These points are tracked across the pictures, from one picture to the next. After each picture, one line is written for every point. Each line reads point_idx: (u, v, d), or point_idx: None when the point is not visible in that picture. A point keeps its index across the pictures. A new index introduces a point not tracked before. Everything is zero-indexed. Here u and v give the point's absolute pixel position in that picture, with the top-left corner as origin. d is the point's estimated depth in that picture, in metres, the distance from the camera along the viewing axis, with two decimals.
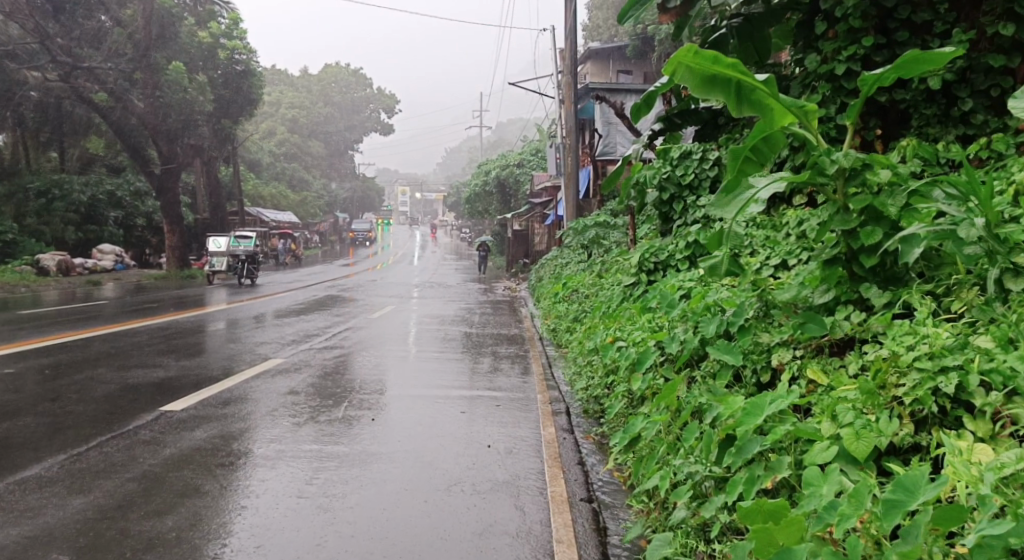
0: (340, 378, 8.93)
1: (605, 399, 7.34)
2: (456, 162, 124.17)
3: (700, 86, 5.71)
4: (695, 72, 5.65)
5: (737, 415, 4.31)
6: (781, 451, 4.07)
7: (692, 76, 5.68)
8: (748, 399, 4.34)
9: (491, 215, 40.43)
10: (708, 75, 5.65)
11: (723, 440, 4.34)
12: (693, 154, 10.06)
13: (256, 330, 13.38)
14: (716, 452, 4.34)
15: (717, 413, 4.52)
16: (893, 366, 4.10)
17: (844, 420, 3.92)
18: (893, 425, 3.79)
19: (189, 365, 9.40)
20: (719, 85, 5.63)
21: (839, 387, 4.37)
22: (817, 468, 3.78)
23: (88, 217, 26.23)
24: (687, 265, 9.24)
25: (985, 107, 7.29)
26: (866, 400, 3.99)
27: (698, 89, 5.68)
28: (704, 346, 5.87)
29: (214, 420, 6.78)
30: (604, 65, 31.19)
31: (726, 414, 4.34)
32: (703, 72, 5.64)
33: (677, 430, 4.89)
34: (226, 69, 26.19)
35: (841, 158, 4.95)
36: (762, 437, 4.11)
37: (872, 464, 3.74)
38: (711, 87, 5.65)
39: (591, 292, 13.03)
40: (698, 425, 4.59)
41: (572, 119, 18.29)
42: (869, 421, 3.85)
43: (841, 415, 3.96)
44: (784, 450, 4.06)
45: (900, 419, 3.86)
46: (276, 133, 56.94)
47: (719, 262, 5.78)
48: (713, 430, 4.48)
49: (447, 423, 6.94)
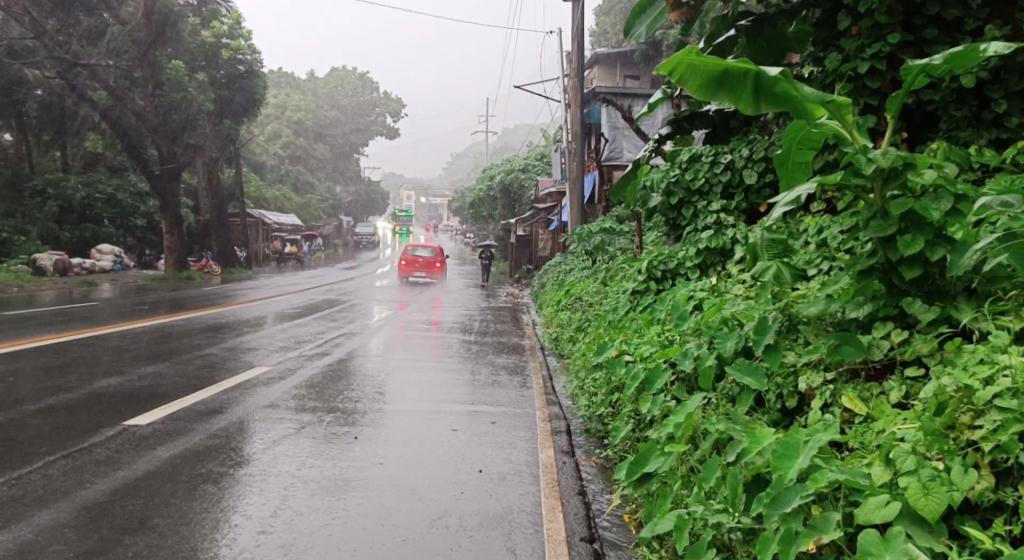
0: (329, 389, 8.41)
1: (608, 417, 6.79)
2: (461, 167, 123.72)
3: (706, 86, 5.33)
4: (700, 71, 5.29)
5: (768, 453, 3.76)
6: (823, 500, 3.51)
7: (697, 76, 5.32)
8: (781, 433, 3.79)
9: (495, 220, 39.88)
10: (717, 71, 5.25)
11: (751, 483, 3.78)
12: (703, 157, 9.45)
13: (246, 335, 12.82)
14: (744, 497, 3.76)
15: (742, 448, 3.96)
16: (965, 402, 3.54)
17: (904, 469, 3.38)
18: (969, 478, 3.25)
19: (170, 372, 8.87)
20: (731, 82, 5.24)
21: (890, 421, 3.80)
22: (875, 531, 3.24)
23: (84, 216, 25.75)
24: (698, 273, 8.73)
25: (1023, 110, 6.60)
26: (931, 443, 3.45)
27: (703, 89, 5.31)
28: (722, 365, 5.34)
29: (183, 434, 6.28)
30: (612, 69, 30.63)
31: (755, 451, 3.79)
32: (710, 69, 5.25)
33: (696, 466, 4.33)
34: (229, 70, 25.57)
35: (878, 158, 4.39)
36: (801, 484, 3.55)
37: (943, 526, 3.20)
38: (721, 86, 5.28)
39: (595, 300, 12.46)
40: (720, 461, 4.02)
41: (579, 122, 17.73)
42: (938, 472, 3.31)
43: (899, 461, 3.41)
44: (826, 499, 3.50)
45: (977, 470, 3.31)
46: (281, 135, 56.46)
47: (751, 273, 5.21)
48: (738, 469, 3.91)
49: (438, 442, 6.39)
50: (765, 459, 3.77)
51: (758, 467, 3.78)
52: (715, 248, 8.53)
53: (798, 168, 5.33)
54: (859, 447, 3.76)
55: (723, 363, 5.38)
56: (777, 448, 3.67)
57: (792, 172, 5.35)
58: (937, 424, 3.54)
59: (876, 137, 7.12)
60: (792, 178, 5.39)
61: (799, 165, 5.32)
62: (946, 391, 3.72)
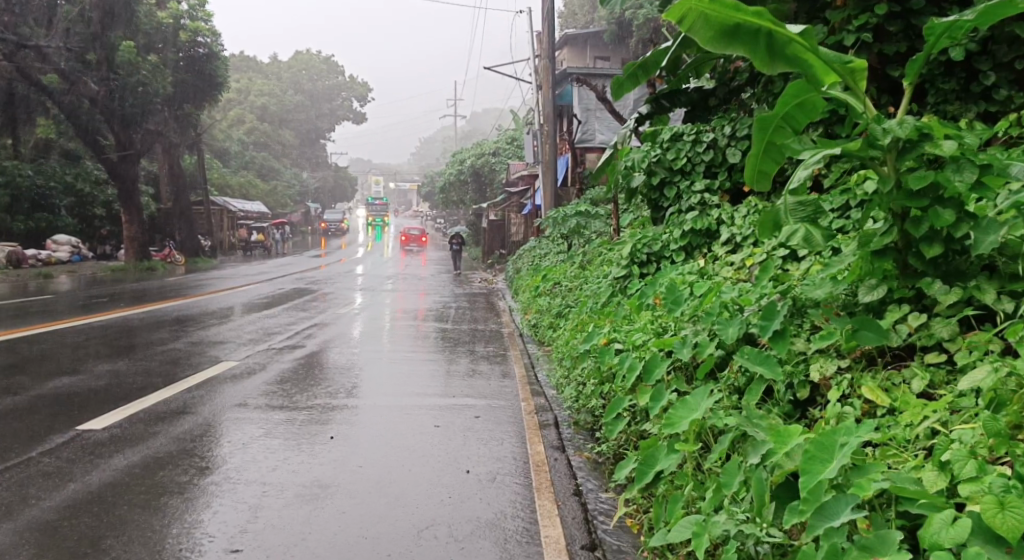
0: (301, 384, 8.04)
1: (598, 409, 6.49)
2: (430, 152, 122.79)
3: (714, 39, 4.96)
4: (710, 23, 4.93)
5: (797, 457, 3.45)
6: (863, 509, 3.24)
7: (705, 27, 4.96)
8: (810, 434, 3.49)
9: (466, 205, 39.44)
10: (729, 25, 4.89)
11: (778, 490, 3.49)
12: (685, 136, 9.13)
13: (210, 327, 12.31)
14: (772, 506, 3.49)
15: (767, 450, 3.65)
16: None
17: (965, 475, 3.09)
18: None
19: (130, 368, 8.42)
20: (742, 37, 4.88)
21: (930, 417, 3.51)
22: (944, 551, 2.90)
23: (40, 207, 24.97)
24: (684, 256, 8.43)
25: (1010, 82, 6.31)
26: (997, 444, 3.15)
27: (711, 41, 4.94)
28: (723, 354, 5.05)
29: (146, 438, 5.89)
30: (581, 50, 30.23)
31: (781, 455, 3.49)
32: (722, 20, 4.88)
33: (708, 467, 4.04)
34: (188, 53, 24.87)
35: (894, 127, 4.08)
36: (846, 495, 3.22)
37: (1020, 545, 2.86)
38: (729, 41, 4.91)
39: (574, 285, 12.10)
40: (742, 464, 3.71)
41: (550, 104, 17.33)
42: (1009, 482, 2.98)
43: (959, 468, 3.11)
44: (871, 508, 3.22)
45: None
46: (245, 121, 55.45)
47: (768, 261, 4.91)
48: (763, 474, 3.60)
49: (419, 440, 6.05)
50: (794, 462, 3.48)
51: (785, 471, 3.48)
52: (700, 230, 8.26)
53: (776, 136, 5.15)
54: (898, 446, 3.47)
55: (725, 351, 5.10)
56: (808, 451, 3.38)
57: (769, 140, 5.18)
58: (998, 424, 3.25)
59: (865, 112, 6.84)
60: (767, 145, 5.20)
61: (779, 133, 5.14)
62: (998, 384, 3.45)
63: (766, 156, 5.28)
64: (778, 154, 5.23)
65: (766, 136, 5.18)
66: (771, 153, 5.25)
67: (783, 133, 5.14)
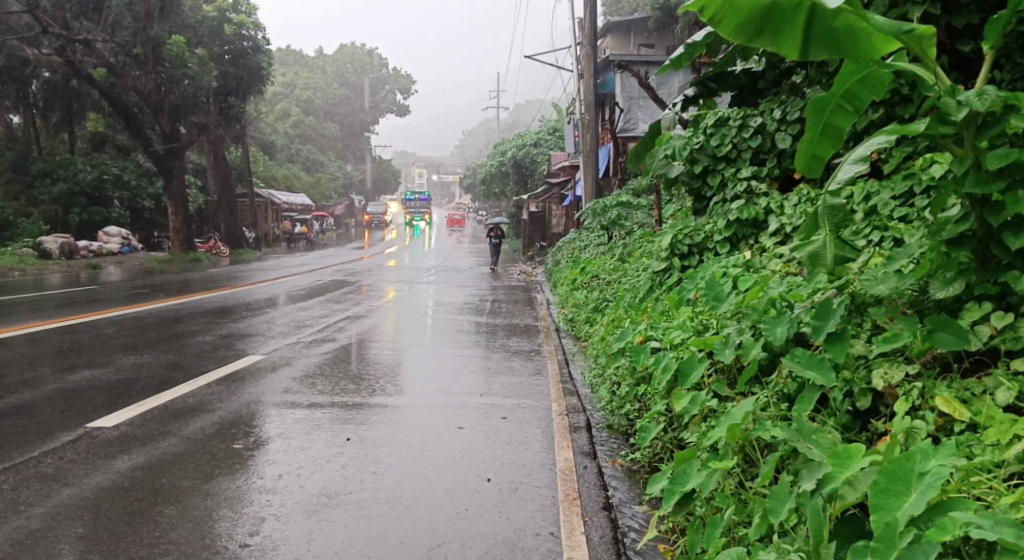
0: (327, 379, 7.67)
1: (632, 411, 6.02)
2: (474, 144, 122.52)
3: (741, 30, 4.47)
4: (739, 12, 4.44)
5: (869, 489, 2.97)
6: (952, 554, 2.76)
7: (733, 16, 4.46)
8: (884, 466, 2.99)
9: (507, 196, 39.03)
10: (761, 11, 4.42)
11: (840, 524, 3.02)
12: (730, 120, 8.58)
13: (245, 320, 11.95)
14: (832, 545, 3.00)
15: (826, 475, 3.17)
16: None
17: None
18: None
19: (157, 360, 8.09)
20: (777, 23, 4.41)
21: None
22: None
23: (93, 199, 24.88)
24: (728, 248, 7.93)
25: None
26: None
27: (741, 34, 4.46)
28: (770, 358, 4.60)
29: (156, 437, 5.48)
30: (625, 38, 29.61)
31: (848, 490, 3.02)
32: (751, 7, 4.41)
33: (755, 488, 3.55)
34: (234, 47, 24.67)
35: (974, 101, 3.64)
36: (928, 537, 2.75)
37: None
38: (760, 32, 4.45)
39: (613, 278, 11.63)
40: (794, 492, 3.24)
41: (592, 93, 16.80)
42: None
43: None
44: (962, 555, 2.74)
45: None
46: (291, 114, 55.52)
47: None
48: (820, 502, 3.13)
49: (441, 443, 5.62)
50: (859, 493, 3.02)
51: (850, 501, 3.01)
52: (746, 220, 7.77)
53: (836, 117, 4.68)
54: (986, 474, 2.97)
55: (771, 354, 4.64)
56: (879, 481, 2.93)
57: (826, 121, 4.71)
58: None
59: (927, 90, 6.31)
60: (825, 128, 4.72)
61: (838, 114, 4.67)
62: None
63: (824, 137, 4.79)
64: (839, 136, 4.73)
65: (822, 117, 4.72)
66: (829, 134, 4.76)
67: (841, 113, 4.65)
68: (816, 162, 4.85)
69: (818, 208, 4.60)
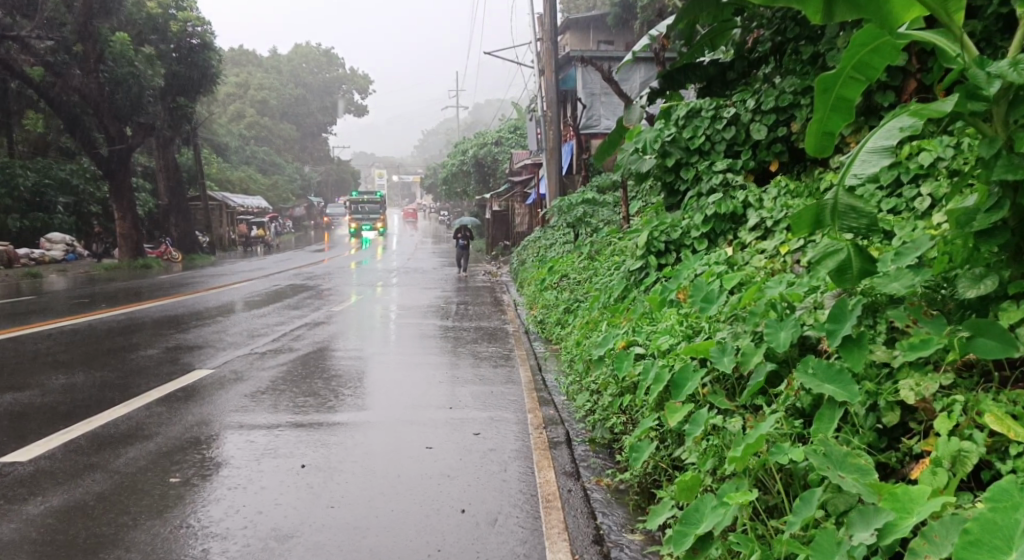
0: (282, 395, 7.10)
1: (617, 425, 5.57)
2: (434, 144, 121.67)
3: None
4: None
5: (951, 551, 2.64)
6: None
7: None
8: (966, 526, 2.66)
9: (469, 196, 38.45)
10: None
11: None
12: (703, 112, 8.12)
13: (194, 330, 11.29)
14: None
15: (889, 522, 2.81)
16: None
17: None
18: None
19: (91, 379, 7.46)
20: None
21: None
22: None
23: (34, 205, 23.98)
24: (706, 244, 7.49)
25: None
26: None
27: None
28: (775, 370, 4.18)
29: (79, 472, 4.92)
30: (584, 34, 29.18)
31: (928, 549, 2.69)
32: None
33: (785, 530, 3.12)
34: (180, 44, 23.83)
35: (1007, 73, 3.29)
36: None
37: None
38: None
39: (583, 278, 11.17)
40: (850, 542, 2.85)
41: (554, 88, 16.28)
42: None
43: None
44: None
45: None
46: (245, 115, 54.34)
47: (833, 261, 4.01)
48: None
49: (403, 468, 5.09)
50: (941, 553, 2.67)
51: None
52: (725, 214, 7.32)
53: (847, 89, 4.34)
54: None
55: (776, 364, 4.22)
56: (968, 540, 2.62)
57: (837, 96, 4.35)
58: None
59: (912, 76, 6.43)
60: (836, 102, 4.38)
61: (849, 86, 4.32)
62: None
63: (834, 113, 4.45)
64: (850, 110, 4.39)
65: (833, 93, 4.38)
66: (839, 108, 4.42)
67: (853, 86, 4.31)
68: (825, 138, 4.51)
69: (831, 205, 4.20)
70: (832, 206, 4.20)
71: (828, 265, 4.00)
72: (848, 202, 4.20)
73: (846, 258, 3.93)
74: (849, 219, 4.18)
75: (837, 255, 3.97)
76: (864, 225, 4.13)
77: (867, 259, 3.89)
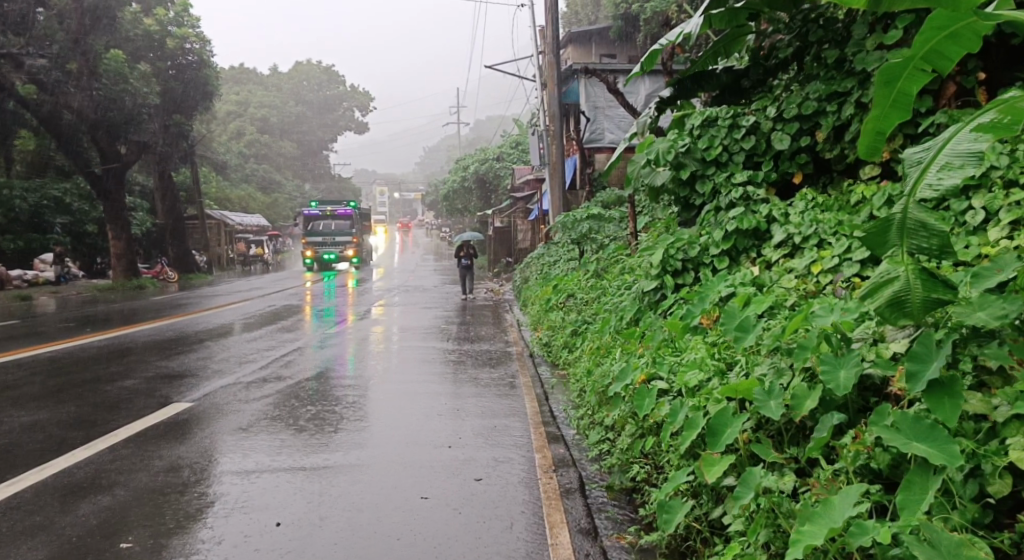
0: (266, 430, 6.45)
1: (638, 470, 4.89)
2: (434, 161, 121.36)
3: None
4: None
5: None
6: None
7: None
8: None
9: (470, 212, 37.88)
10: None
11: None
12: (720, 120, 7.34)
13: (180, 356, 10.63)
14: None
15: None
16: None
17: None
18: None
19: (60, 416, 6.80)
20: None
21: None
22: None
23: (30, 224, 23.34)
24: (727, 264, 6.81)
25: None
26: None
27: None
28: (841, 426, 3.60)
29: (19, 535, 4.30)
30: (587, 48, 28.63)
31: None
32: None
33: None
34: (178, 61, 23.32)
35: None
36: None
37: None
38: None
39: (591, 297, 10.52)
40: None
41: (556, 102, 15.61)
42: None
43: None
44: None
45: None
46: (245, 133, 53.74)
47: (906, 295, 3.48)
48: None
49: (394, 524, 4.44)
50: None
51: None
52: (747, 230, 6.65)
53: (910, 83, 4.08)
54: None
55: (845, 416, 3.60)
56: None
57: (899, 92, 4.10)
58: None
59: (948, 81, 5.91)
60: (897, 99, 4.13)
61: (914, 81, 4.06)
62: None
63: (893, 109, 4.21)
64: (910, 107, 4.15)
65: (895, 89, 4.14)
66: (900, 104, 4.16)
67: (918, 80, 4.04)
68: (878, 139, 4.32)
69: (898, 221, 3.70)
70: (899, 220, 3.71)
71: (881, 292, 3.56)
72: (918, 217, 3.69)
73: (905, 288, 3.49)
74: (918, 238, 3.67)
75: (893, 284, 3.53)
76: (936, 244, 3.62)
77: (937, 289, 3.43)
